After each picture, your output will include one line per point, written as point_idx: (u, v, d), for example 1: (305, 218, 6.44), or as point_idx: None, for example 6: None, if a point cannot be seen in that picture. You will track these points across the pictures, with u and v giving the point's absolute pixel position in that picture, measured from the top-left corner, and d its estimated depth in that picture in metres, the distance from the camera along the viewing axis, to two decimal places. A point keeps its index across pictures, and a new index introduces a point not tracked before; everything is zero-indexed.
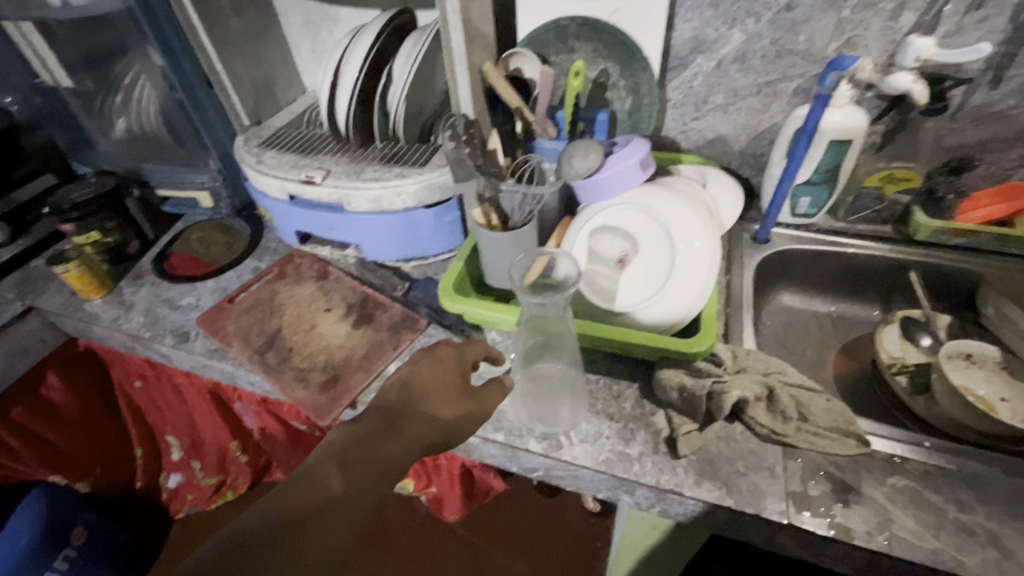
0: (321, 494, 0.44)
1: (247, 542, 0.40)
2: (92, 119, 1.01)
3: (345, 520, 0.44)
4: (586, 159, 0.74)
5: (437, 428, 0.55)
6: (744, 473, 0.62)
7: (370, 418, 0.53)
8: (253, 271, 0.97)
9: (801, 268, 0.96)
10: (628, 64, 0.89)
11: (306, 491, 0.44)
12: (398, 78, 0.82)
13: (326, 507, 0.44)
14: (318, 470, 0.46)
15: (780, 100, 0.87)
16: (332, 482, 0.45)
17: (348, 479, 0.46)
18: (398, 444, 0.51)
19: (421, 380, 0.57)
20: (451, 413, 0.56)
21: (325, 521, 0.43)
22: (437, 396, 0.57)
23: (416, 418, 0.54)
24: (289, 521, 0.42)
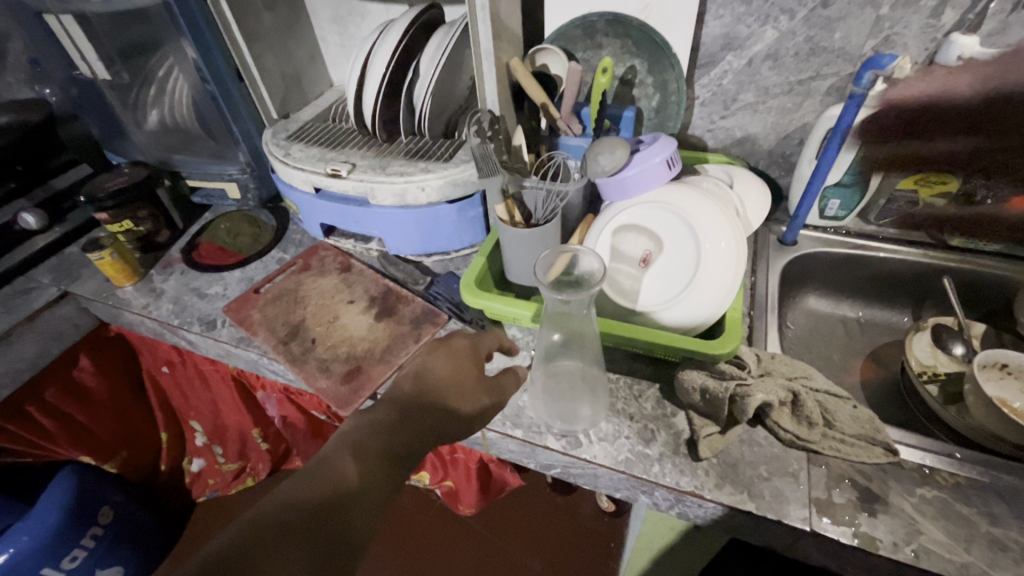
0: (339, 483, 0.45)
1: (272, 530, 0.40)
2: (127, 111, 1.02)
3: (362, 509, 0.45)
4: (613, 157, 0.73)
5: (452, 420, 0.55)
6: (767, 478, 0.61)
7: (386, 409, 0.54)
8: (278, 262, 0.99)
9: (829, 272, 0.94)
10: (656, 61, 0.88)
11: (324, 480, 0.45)
12: (426, 73, 0.83)
13: (344, 496, 0.44)
14: (335, 461, 0.47)
15: (813, 99, 0.85)
16: (349, 472, 0.46)
17: (364, 469, 0.47)
18: (414, 434, 0.52)
19: (435, 372, 0.57)
20: (465, 405, 0.57)
21: (343, 510, 0.44)
22: (451, 388, 0.57)
23: (431, 410, 0.54)
24: (308, 510, 0.42)
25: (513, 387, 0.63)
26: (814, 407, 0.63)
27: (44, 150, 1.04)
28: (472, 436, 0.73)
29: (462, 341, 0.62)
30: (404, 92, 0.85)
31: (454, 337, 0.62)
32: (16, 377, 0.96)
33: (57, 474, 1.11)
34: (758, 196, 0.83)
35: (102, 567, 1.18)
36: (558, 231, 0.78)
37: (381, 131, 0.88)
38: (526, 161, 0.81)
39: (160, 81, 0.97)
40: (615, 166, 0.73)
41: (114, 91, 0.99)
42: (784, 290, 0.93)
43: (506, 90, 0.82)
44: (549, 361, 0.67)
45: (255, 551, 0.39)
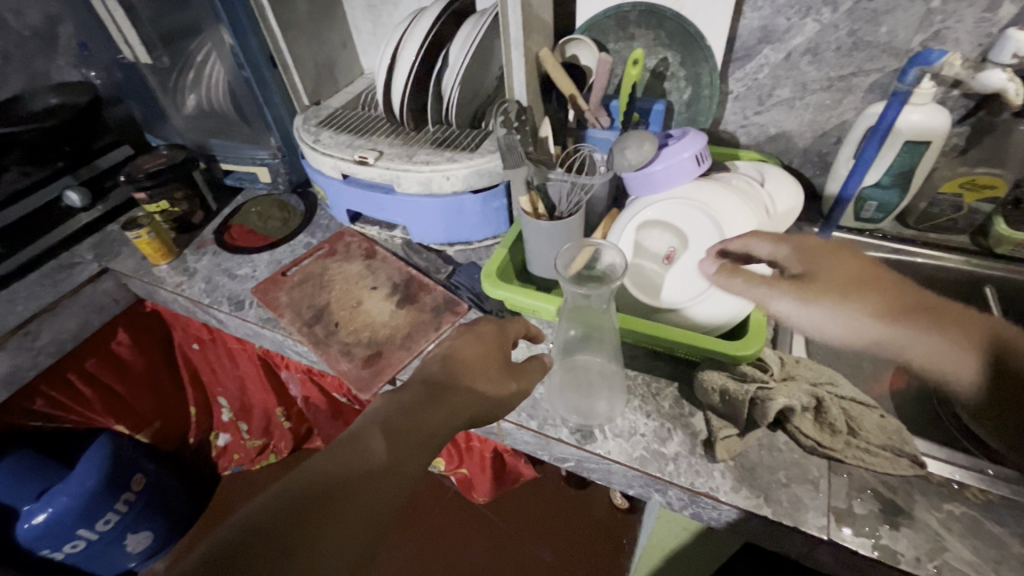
0: (368, 458, 0.46)
1: (307, 498, 0.42)
2: (167, 95, 1.06)
3: (388, 486, 0.45)
4: (640, 151, 0.72)
5: (478, 403, 0.56)
6: (785, 484, 0.60)
7: (415, 388, 0.54)
8: (306, 247, 1.01)
9: None
10: (689, 53, 0.86)
11: (357, 454, 0.46)
12: (455, 62, 0.83)
13: (371, 471, 0.45)
14: (363, 437, 0.48)
15: (853, 96, 0.82)
16: (376, 449, 0.47)
17: (392, 447, 0.48)
18: (441, 415, 0.52)
19: (463, 356, 0.58)
20: (491, 390, 0.58)
21: (370, 486, 0.44)
22: (479, 373, 0.58)
23: (458, 393, 0.55)
24: (338, 482, 0.44)
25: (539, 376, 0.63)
26: (838, 414, 0.62)
27: (89, 131, 1.08)
28: (487, 425, 0.74)
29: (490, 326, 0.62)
30: (433, 81, 0.86)
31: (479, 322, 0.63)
32: (59, 347, 1.01)
33: (93, 444, 1.15)
34: (788, 196, 0.81)
35: (132, 531, 1.25)
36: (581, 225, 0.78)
37: (409, 119, 0.88)
38: (553, 153, 0.81)
39: (198, 66, 1.00)
40: (641, 161, 0.72)
41: (156, 75, 1.02)
42: None
43: (535, 80, 0.81)
44: (570, 355, 0.67)
45: (292, 518, 0.41)
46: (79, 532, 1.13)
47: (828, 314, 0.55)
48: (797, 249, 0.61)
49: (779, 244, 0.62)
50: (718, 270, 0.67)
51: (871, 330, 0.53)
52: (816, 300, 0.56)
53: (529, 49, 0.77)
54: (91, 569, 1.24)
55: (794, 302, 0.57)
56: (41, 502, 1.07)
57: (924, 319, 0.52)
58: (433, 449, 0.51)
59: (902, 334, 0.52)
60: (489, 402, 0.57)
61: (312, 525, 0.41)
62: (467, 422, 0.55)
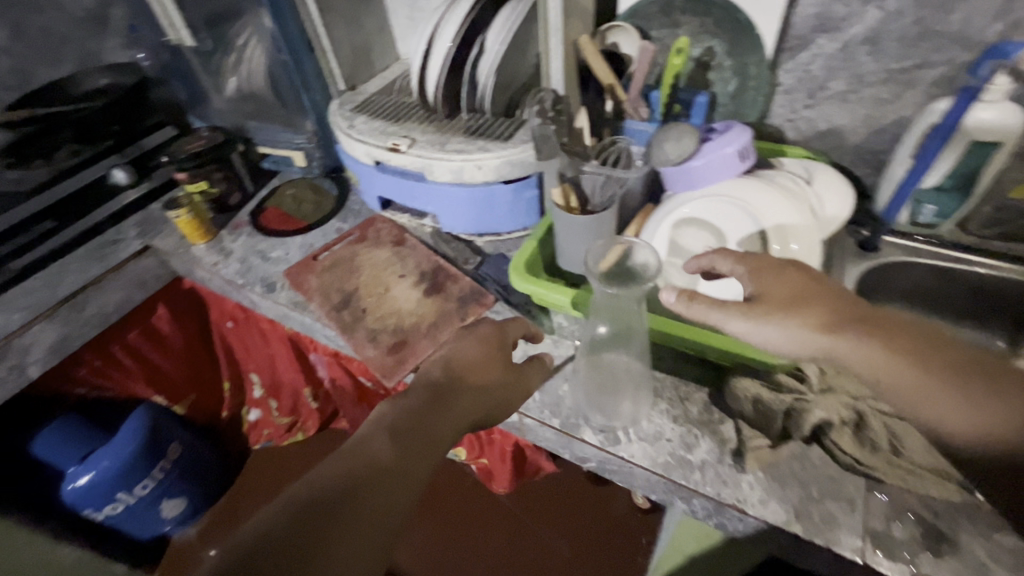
0: (373, 465, 0.46)
1: (317, 508, 0.42)
2: (209, 77, 1.08)
3: (397, 489, 0.46)
4: (679, 145, 0.69)
5: (484, 403, 0.56)
6: (818, 500, 0.57)
7: (419, 392, 0.54)
8: (336, 231, 1.02)
9: (914, 285, 0.85)
10: (737, 42, 0.82)
11: (363, 460, 0.46)
12: (490, 49, 0.81)
13: (379, 476, 0.45)
14: (369, 443, 0.48)
15: (916, 90, 0.76)
16: (384, 454, 0.47)
17: (399, 450, 0.48)
18: (448, 417, 0.53)
19: (465, 359, 0.58)
20: (497, 391, 0.58)
21: (379, 490, 0.45)
22: (485, 374, 0.58)
23: (464, 394, 0.55)
24: (347, 490, 0.44)
25: (539, 375, 0.63)
26: (880, 430, 0.60)
27: (139, 109, 1.13)
28: (509, 420, 0.73)
29: (493, 329, 0.63)
30: (467, 67, 0.84)
31: (485, 324, 0.63)
32: (104, 319, 1.05)
33: (132, 412, 1.19)
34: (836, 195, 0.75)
35: (168, 496, 1.31)
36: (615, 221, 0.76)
37: (443, 106, 0.87)
38: (587, 144, 0.77)
39: (238, 49, 1.02)
40: (682, 155, 0.69)
41: (199, 57, 1.04)
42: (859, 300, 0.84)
43: (572, 68, 0.78)
44: (595, 354, 0.66)
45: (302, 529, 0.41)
46: (118, 496, 1.18)
47: (777, 331, 0.55)
48: (747, 269, 0.60)
49: (739, 263, 0.61)
50: (678, 299, 0.60)
51: (817, 343, 0.53)
52: (765, 316, 0.55)
53: (567, 35, 0.74)
54: (128, 531, 1.31)
55: (743, 320, 0.56)
56: (84, 466, 1.12)
57: (873, 338, 0.51)
58: (440, 449, 0.51)
59: (843, 346, 0.51)
60: (495, 402, 0.58)
61: (323, 535, 0.41)
62: (474, 421, 0.55)
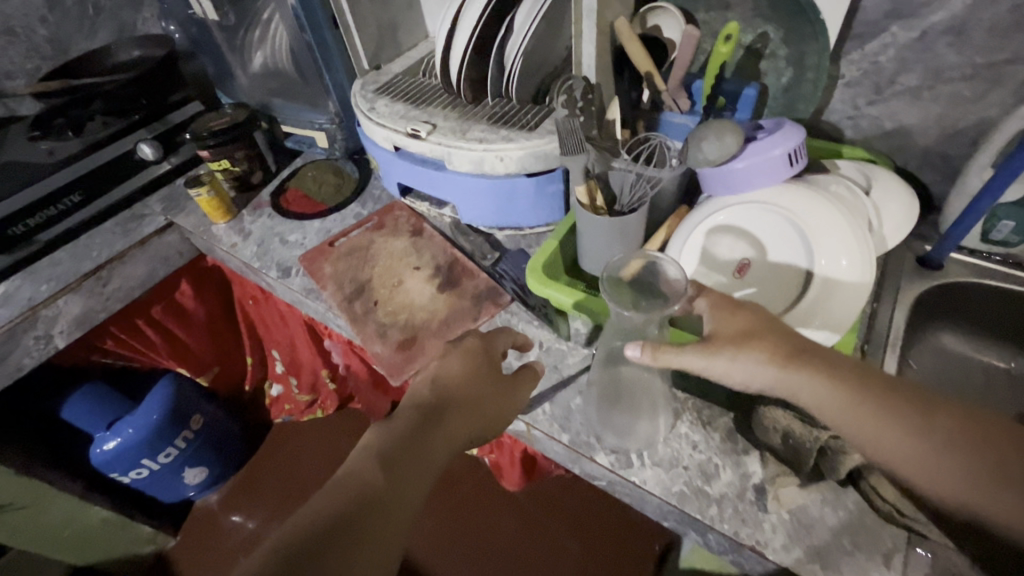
0: (361, 499, 0.44)
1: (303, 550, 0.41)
2: (234, 54, 1.06)
3: (386, 524, 0.44)
4: (721, 145, 0.61)
5: (477, 421, 0.54)
6: (849, 552, 0.52)
7: (407, 414, 0.52)
8: (355, 217, 0.99)
9: (979, 308, 0.76)
10: (796, 29, 0.73)
11: (350, 494, 0.44)
12: (519, 30, 0.75)
13: (367, 511, 0.44)
14: (359, 474, 0.46)
15: (1002, 90, 0.67)
16: (372, 486, 0.45)
17: (387, 480, 0.46)
18: (437, 439, 0.51)
19: (452, 374, 0.55)
20: (491, 408, 0.56)
21: (368, 526, 0.43)
22: (478, 390, 0.56)
23: (456, 413, 0.53)
24: (335, 532, 0.42)
25: (529, 385, 0.59)
26: None
27: (166, 84, 1.09)
28: (517, 429, 0.70)
29: (489, 339, 0.60)
30: (494, 50, 0.79)
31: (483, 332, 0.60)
32: (129, 293, 1.07)
33: (157, 383, 1.23)
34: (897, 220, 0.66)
35: (190, 465, 1.35)
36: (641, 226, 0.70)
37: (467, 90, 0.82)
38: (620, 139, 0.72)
39: (263, 24, 0.99)
40: (718, 157, 0.62)
41: (224, 32, 1.02)
42: (914, 322, 0.76)
43: (607, 53, 0.72)
44: (613, 369, 0.59)
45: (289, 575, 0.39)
46: (143, 461, 1.22)
47: (734, 367, 0.50)
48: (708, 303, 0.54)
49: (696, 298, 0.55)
50: (644, 352, 0.51)
51: (767, 379, 0.49)
52: (724, 349, 0.50)
53: (602, 17, 0.68)
54: (153, 493, 1.36)
55: (702, 357, 0.50)
56: (112, 431, 1.15)
57: (839, 386, 0.47)
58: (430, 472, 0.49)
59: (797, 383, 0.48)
60: (487, 418, 0.55)
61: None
62: (465, 440, 0.53)
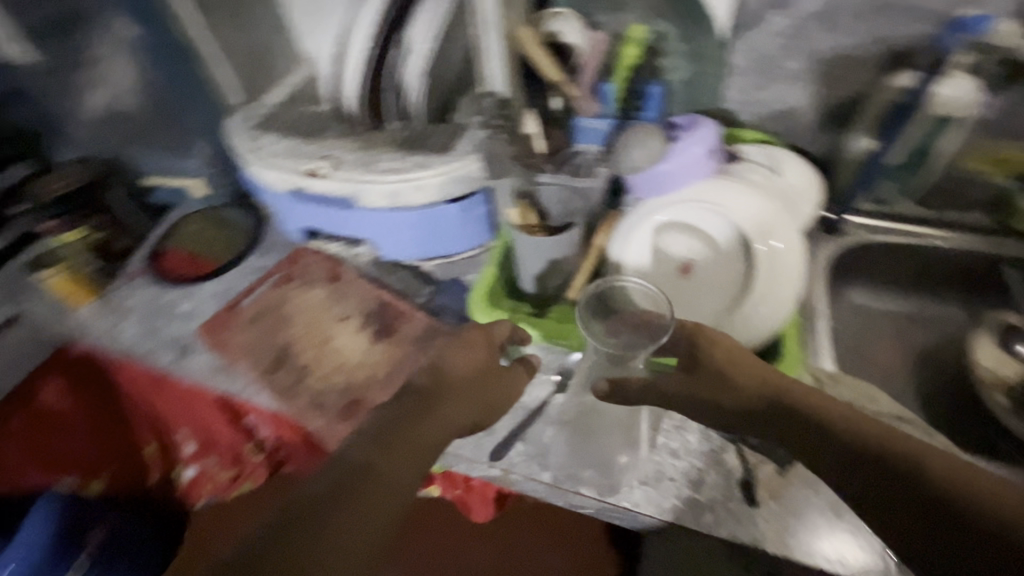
0: (359, 468, 0.46)
1: (302, 515, 0.42)
2: (59, 100, 0.85)
3: (384, 493, 0.45)
4: (646, 148, 0.63)
5: (471, 406, 0.54)
6: (835, 526, 0.55)
7: (407, 399, 0.53)
8: (256, 273, 0.87)
9: (879, 264, 0.83)
10: (688, 24, 0.75)
11: (347, 465, 0.46)
12: (414, 50, 0.72)
13: (365, 478, 0.45)
14: (357, 449, 0.48)
15: (869, 67, 0.73)
16: (368, 458, 0.47)
17: (383, 454, 0.47)
18: (436, 420, 0.51)
19: (450, 364, 0.56)
20: (485, 393, 0.56)
21: (366, 493, 0.45)
22: (474, 374, 0.56)
23: (448, 399, 0.54)
24: (331, 497, 0.44)
25: (524, 381, 0.59)
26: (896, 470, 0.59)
27: None
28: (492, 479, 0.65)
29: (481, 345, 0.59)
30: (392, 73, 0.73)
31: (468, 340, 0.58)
32: None
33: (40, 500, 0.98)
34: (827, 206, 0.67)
35: None
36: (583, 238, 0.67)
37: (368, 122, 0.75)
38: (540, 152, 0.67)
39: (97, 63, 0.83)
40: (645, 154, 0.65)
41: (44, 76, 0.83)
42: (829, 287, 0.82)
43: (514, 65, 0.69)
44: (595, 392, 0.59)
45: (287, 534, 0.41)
46: None
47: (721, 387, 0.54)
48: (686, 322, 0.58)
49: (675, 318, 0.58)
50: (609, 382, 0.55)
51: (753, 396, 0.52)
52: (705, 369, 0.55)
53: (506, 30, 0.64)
54: None
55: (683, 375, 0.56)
56: None
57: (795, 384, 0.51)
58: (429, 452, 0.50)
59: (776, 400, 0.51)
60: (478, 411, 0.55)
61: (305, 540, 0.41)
62: (460, 423, 0.53)
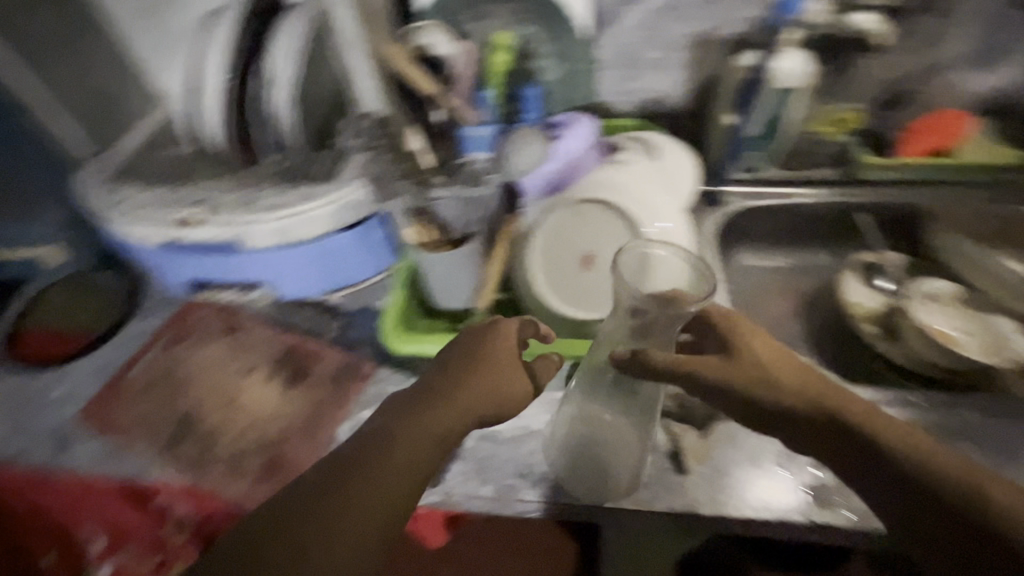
0: (355, 456, 0.47)
1: (295, 501, 0.45)
2: None
3: (377, 483, 0.46)
4: (534, 150, 0.70)
5: (488, 399, 0.52)
6: (754, 473, 0.59)
7: (420, 386, 0.53)
8: (140, 339, 0.79)
9: (756, 225, 0.91)
10: (551, 27, 0.78)
11: (347, 451, 0.48)
12: (278, 75, 0.69)
13: (359, 465, 0.47)
14: (361, 436, 0.49)
15: (717, 51, 0.81)
16: (364, 449, 0.48)
17: (381, 444, 0.48)
18: (444, 410, 0.51)
19: (470, 351, 0.55)
20: (504, 376, 0.54)
21: (359, 481, 0.46)
22: (497, 357, 0.55)
23: (464, 389, 0.52)
24: (329, 487, 0.46)
25: (527, 381, 0.56)
26: None
27: None
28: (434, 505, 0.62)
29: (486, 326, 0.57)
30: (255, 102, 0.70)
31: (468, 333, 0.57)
32: None
33: None
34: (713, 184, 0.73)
35: None
36: (487, 248, 0.67)
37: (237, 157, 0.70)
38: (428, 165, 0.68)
39: None
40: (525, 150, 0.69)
41: None
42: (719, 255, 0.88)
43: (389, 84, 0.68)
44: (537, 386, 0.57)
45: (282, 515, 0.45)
46: None
47: (789, 397, 0.51)
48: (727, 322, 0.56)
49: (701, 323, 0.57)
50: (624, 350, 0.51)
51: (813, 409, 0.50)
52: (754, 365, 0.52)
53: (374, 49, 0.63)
54: None
55: (730, 367, 0.52)
56: None
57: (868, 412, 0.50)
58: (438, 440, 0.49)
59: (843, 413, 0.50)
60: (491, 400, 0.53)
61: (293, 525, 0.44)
62: (472, 412, 0.52)
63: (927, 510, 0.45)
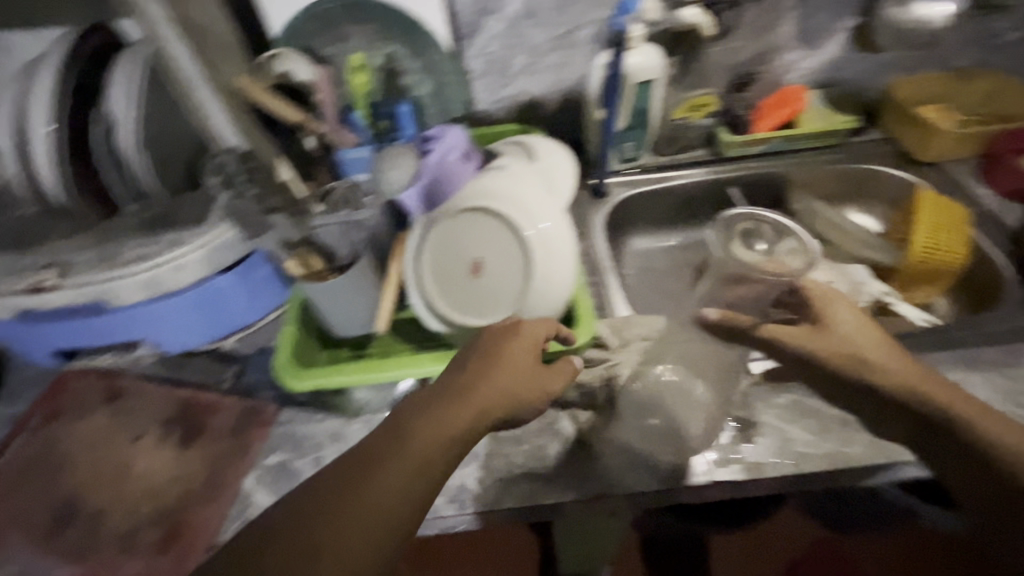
0: (394, 449, 0.55)
1: (329, 498, 0.52)
2: None
3: (405, 476, 0.54)
4: (404, 168, 0.72)
5: (522, 388, 0.62)
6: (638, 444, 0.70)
7: (459, 372, 0.62)
8: (9, 424, 0.75)
9: (645, 210, 1.03)
10: (415, 42, 0.81)
11: (379, 447, 0.56)
12: (121, 117, 0.70)
13: (386, 455, 0.55)
14: (385, 428, 0.58)
15: (579, 51, 0.86)
16: (396, 441, 0.56)
17: (404, 442, 0.56)
18: (493, 381, 0.60)
19: (509, 353, 0.62)
20: (524, 381, 0.62)
21: (392, 466, 0.54)
22: (515, 360, 0.62)
23: (503, 361, 0.62)
24: (334, 498, 0.52)
25: (560, 382, 0.65)
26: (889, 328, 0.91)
27: None
28: None
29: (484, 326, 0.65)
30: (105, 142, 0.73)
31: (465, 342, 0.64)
32: None
33: None
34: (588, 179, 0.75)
35: None
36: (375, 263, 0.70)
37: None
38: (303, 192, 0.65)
39: None
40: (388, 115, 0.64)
41: None
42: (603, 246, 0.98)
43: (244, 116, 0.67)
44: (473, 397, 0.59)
45: (325, 505, 0.52)
46: None
47: (847, 341, 0.72)
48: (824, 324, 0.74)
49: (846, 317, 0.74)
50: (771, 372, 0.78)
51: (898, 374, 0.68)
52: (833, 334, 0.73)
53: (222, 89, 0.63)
54: None
55: (807, 344, 0.74)
56: None
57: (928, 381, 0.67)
58: (426, 481, 0.55)
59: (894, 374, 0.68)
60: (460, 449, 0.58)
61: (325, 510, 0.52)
62: (496, 406, 0.59)
63: (949, 454, 0.64)
